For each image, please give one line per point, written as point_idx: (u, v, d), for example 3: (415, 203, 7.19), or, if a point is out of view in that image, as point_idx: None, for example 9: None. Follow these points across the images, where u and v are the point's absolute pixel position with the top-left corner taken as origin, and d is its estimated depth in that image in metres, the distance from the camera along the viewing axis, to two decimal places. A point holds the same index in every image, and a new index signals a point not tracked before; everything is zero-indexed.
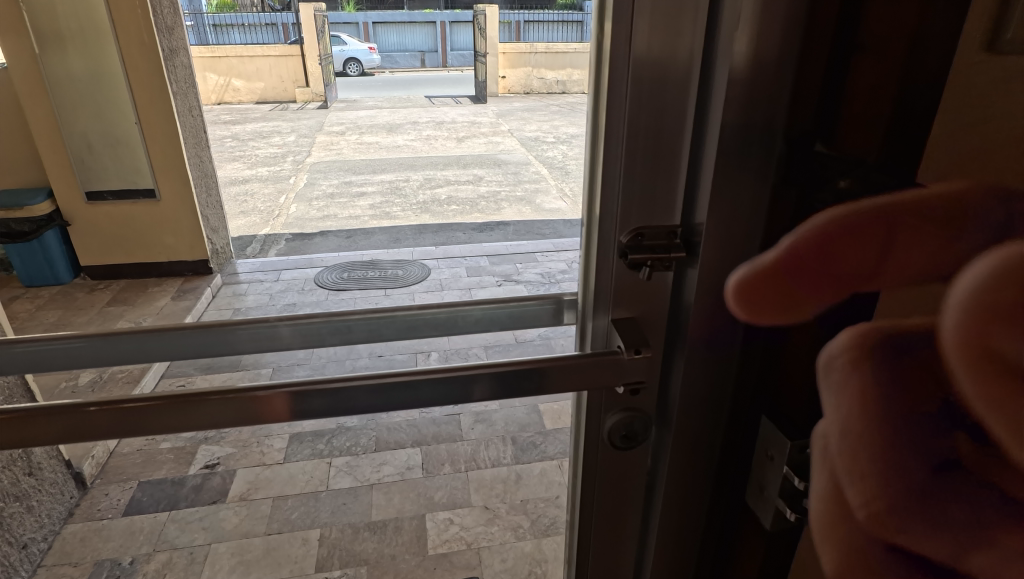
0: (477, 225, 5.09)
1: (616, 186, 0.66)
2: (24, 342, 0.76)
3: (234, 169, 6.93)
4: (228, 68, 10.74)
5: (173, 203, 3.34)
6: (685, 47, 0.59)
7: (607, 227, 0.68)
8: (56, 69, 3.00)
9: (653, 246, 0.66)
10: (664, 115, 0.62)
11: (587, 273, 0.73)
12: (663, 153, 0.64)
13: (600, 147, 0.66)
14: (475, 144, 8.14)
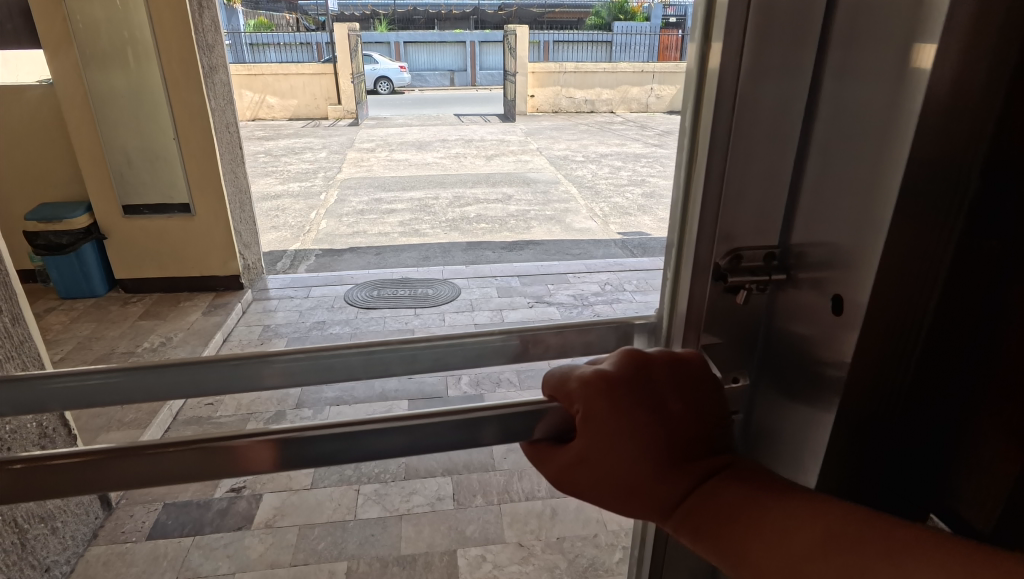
0: (507, 244, 5.05)
1: (710, 196, 0.64)
2: (59, 378, 0.69)
3: (267, 185, 7.02)
4: (264, 85, 10.98)
5: (207, 218, 3.35)
6: (791, 53, 0.58)
7: (700, 240, 0.66)
8: (100, 87, 3.05)
9: (756, 264, 0.66)
10: (767, 129, 0.61)
11: (674, 293, 0.72)
12: (764, 163, 0.62)
13: (703, 153, 0.64)
14: (504, 163, 8.14)
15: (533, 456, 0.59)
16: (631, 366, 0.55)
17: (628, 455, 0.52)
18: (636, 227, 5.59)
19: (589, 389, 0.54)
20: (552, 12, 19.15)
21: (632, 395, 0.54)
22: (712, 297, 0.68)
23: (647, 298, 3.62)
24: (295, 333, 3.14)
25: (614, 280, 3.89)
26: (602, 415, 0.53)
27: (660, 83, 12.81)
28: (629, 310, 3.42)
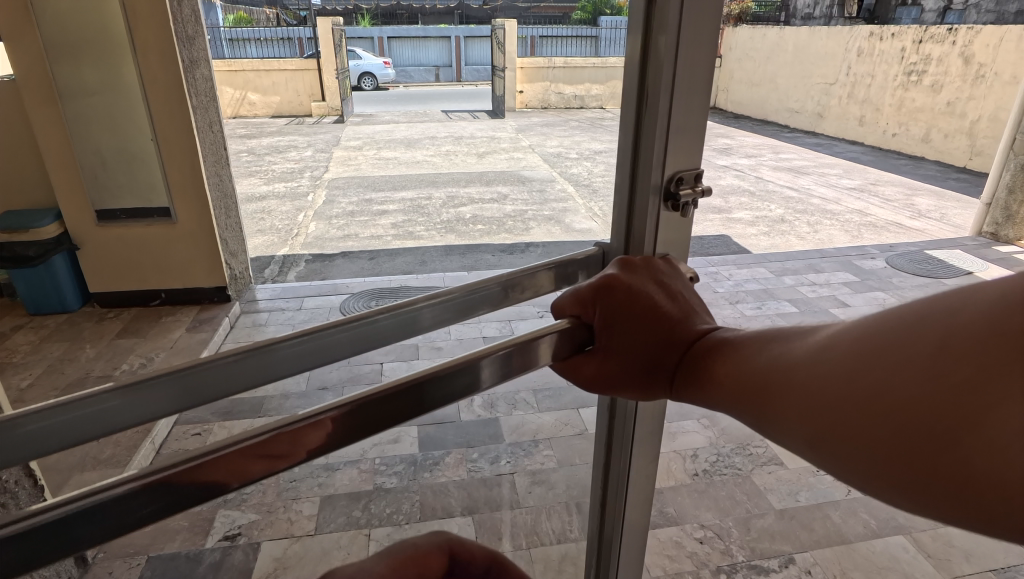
0: (507, 246, 4.82)
1: (660, 129, 0.82)
2: (28, 415, 0.56)
3: (250, 185, 6.72)
4: (244, 82, 10.60)
5: (190, 225, 3.10)
6: (708, 17, 0.79)
7: (651, 165, 0.85)
8: (70, 82, 2.79)
9: (688, 182, 0.87)
10: (693, 77, 0.82)
11: (627, 215, 0.89)
12: (695, 101, 0.83)
13: (655, 94, 0.81)
14: (497, 161, 7.90)
15: (565, 366, 0.77)
16: (630, 270, 0.76)
17: (642, 326, 0.71)
18: None
19: (603, 282, 0.74)
20: (538, 6, 18.85)
21: (635, 285, 0.74)
22: (662, 210, 0.87)
23: None
24: None
25: None
26: (618, 297, 0.72)
27: None
28: None
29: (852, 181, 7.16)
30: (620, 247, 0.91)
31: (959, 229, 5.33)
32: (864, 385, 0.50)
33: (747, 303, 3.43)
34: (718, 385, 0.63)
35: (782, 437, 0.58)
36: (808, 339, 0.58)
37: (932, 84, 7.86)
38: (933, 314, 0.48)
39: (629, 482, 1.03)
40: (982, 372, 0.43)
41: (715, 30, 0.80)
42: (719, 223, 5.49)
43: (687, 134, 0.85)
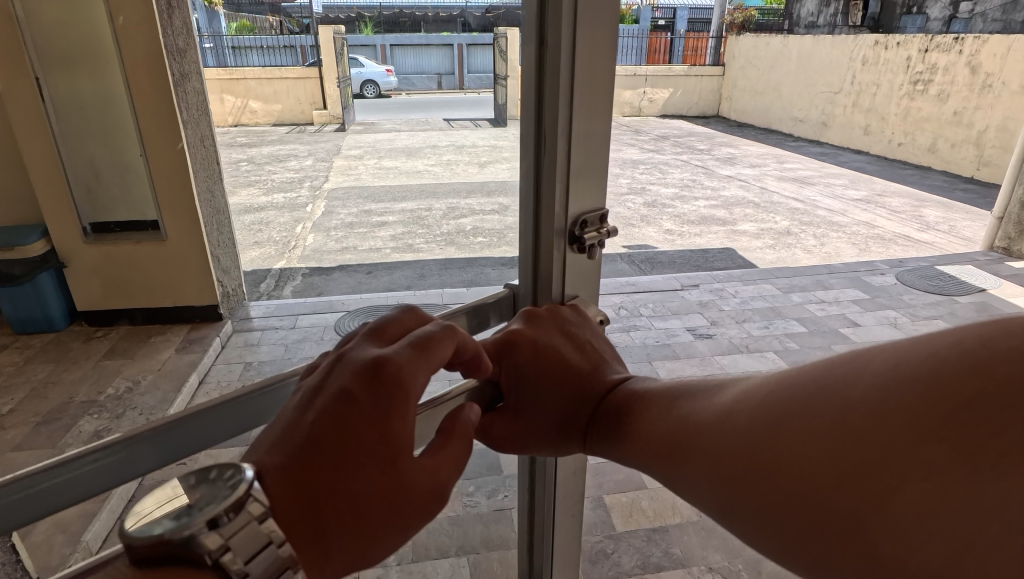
0: (507, 260, 4.72)
1: (561, 173, 0.83)
2: (47, 471, 0.60)
3: (249, 196, 6.63)
4: (246, 90, 10.57)
5: (180, 242, 3.01)
6: (601, 65, 0.81)
7: (553, 210, 0.85)
8: (62, 95, 2.75)
9: (593, 225, 0.89)
10: (591, 122, 0.83)
11: (535, 259, 0.89)
12: (589, 147, 0.85)
13: (553, 141, 0.81)
14: (498, 170, 7.81)
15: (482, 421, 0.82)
16: (534, 322, 0.83)
17: (549, 380, 0.80)
18: (641, 240, 5.29)
19: (507, 338, 0.80)
20: None
21: (543, 338, 0.82)
22: (567, 254, 0.88)
23: (666, 323, 3.28)
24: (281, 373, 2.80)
25: (629, 303, 3.55)
26: (522, 356, 0.80)
27: (652, 86, 12.67)
28: (650, 340, 3.09)
29: (858, 191, 7.05)
30: (530, 291, 0.91)
31: (970, 243, 5.22)
32: (761, 453, 0.60)
33: (754, 322, 3.33)
34: (636, 440, 0.74)
35: (695, 492, 0.68)
36: (711, 404, 0.69)
37: (938, 93, 7.76)
38: (804, 389, 0.60)
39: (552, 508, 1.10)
40: (840, 437, 0.54)
41: (605, 77, 0.82)
42: (724, 236, 5.39)
43: (588, 178, 0.87)
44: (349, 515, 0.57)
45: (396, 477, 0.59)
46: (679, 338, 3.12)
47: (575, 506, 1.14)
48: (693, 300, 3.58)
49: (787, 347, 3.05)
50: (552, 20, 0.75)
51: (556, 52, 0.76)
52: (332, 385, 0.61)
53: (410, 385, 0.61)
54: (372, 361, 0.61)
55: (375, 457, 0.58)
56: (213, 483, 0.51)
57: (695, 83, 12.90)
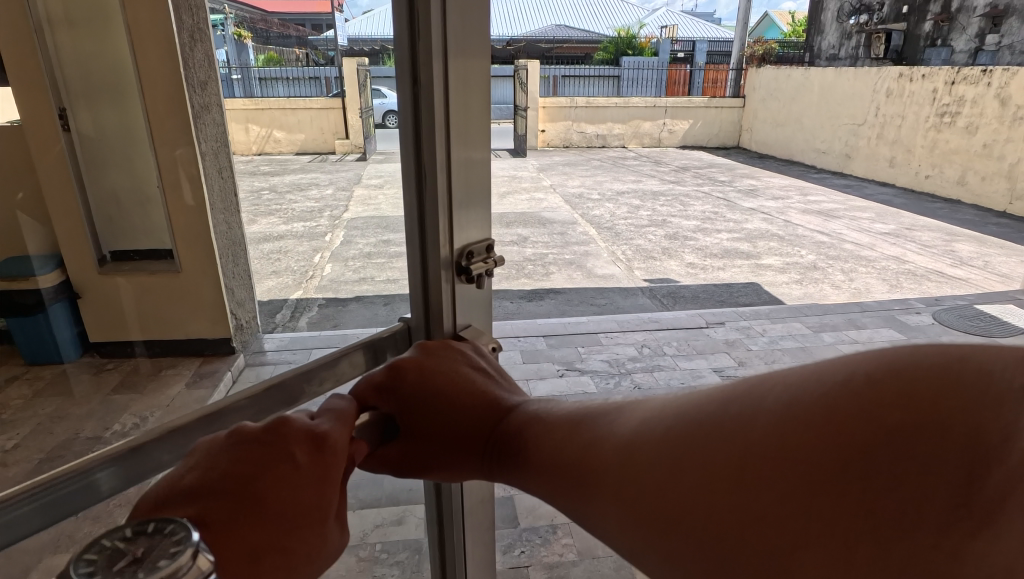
0: (526, 293, 4.63)
1: (443, 204, 0.89)
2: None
3: (269, 224, 6.66)
4: (270, 120, 10.77)
5: (194, 272, 3.07)
6: (477, 107, 0.90)
7: (439, 242, 0.91)
8: (86, 125, 2.76)
9: (480, 255, 0.97)
10: (471, 158, 0.91)
11: (424, 291, 0.94)
12: (466, 180, 0.91)
13: (433, 176, 0.87)
14: (517, 201, 7.78)
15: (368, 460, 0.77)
16: (428, 353, 0.85)
17: (439, 403, 0.79)
18: (662, 273, 5.16)
19: (391, 367, 0.81)
20: (561, 47, 19.11)
21: (435, 366, 0.82)
22: (456, 284, 0.94)
23: (691, 363, 3.15)
24: None
25: (652, 341, 3.42)
26: (409, 379, 0.80)
27: (672, 117, 12.66)
28: (675, 382, 2.96)
29: (885, 225, 6.87)
30: (420, 323, 0.94)
31: (1008, 279, 5.01)
32: (657, 494, 0.57)
33: (784, 363, 3.18)
34: (536, 467, 0.71)
35: (596, 529, 0.64)
36: (610, 431, 0.66)
37: (966, 125, 7.60)
38: (702, 426, 0.58)
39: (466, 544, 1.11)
40: (740, 485, 0.52)
41: (480, 118, 0.91)
42: (748, 270, 5.25)
43: (471, 209, 0.94)
44: (281, 571, 0.59)
45: (321, 538, 0.63)
46: (705, 380, 2.98)
47: (483, 539, 1.16)
48: (718, 338, 3.45)
49: None
50: (424, 64, 0.81)
51: (430, 94, 0.82)
52: (274, 439, 0.62)
53: (342, 449, 0.67)
54: (311, 428, 0.65)
55: (306, 518, 0.61)
56: (156, 537, 0.49)
57: (716, 114, 12.86)
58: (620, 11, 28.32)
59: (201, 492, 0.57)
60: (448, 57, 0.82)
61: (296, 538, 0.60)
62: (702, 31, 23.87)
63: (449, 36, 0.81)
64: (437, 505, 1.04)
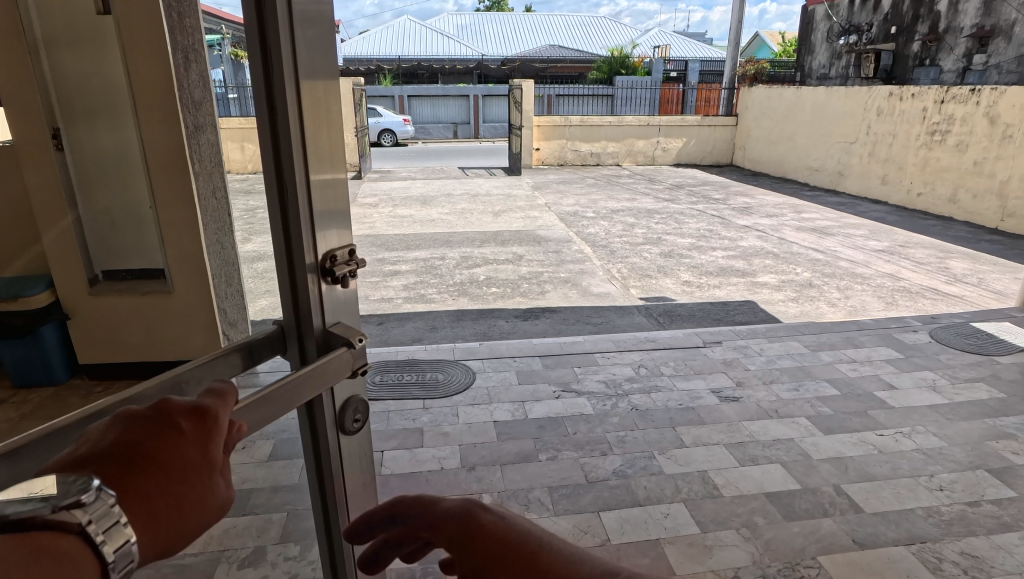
0: (521, 311, 4.60)
1: (305, 213, 0.96)
2: None
3: None
4: None
5: (187, 294, 2.94)
6: (331, 123, 1.00)
7: (304, 247, 0.98)
8: (82, 145, 2.77)
9: (343, 259, 1.05)
10: (327, 167, 1.00)
11: (293, 294, 1.01)
12: (327, 190, 1.00)
13: (295, 189, 0.95)
14: (512, 219, 7.79)
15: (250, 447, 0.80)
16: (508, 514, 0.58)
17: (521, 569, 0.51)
18: (658, 291, 5.15)
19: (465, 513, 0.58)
20: (556, 66, 19.29)
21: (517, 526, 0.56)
22: (322, 287, 1.01)
23: (688, 383, 3.11)
24: None
25: (649, 360, 3.39)
26: (486, 526, 0.56)
27: (665, 136, 12.76)
28: (673, 403, 2.91)
29: (879, 242, 6.90)
30: (292, 321, 1.02)
31: (1003, 297, 5.02)
32: None
33: (782, 383, 3.15)
34: None
35: None
36: None
37: (957, 143, 7.67)
38: None
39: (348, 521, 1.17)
40: None
41: (333, 132, 1.00)
42: (744, 288, 5.24)
43: (332, 215, 1.02)
44: (172, 517, 0.60)
45: (217, 491, 0.65)
46: (703, 401, 2.94)
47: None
48: (715, 358, 3.42)
49: (820, 413, 2.85)
50: (279, 87, 0.89)
51: (285, 114, 0.91)
52: (154, 413, 0.64)
53: (226, 416, 0.70)
54: (193, 402, 0.68)
55: (198, 471, 0.63)
56: (67, 484, 0.54)
57: (709, 132, 12.97)
58: (614, 32, 28.68)
59: (90, 458, 0.59)
60: (300, 80, 0.90)
61: (187, 486, 0.62)
62: (695, 51, 24.17)
63: (302, 60, 0.90)
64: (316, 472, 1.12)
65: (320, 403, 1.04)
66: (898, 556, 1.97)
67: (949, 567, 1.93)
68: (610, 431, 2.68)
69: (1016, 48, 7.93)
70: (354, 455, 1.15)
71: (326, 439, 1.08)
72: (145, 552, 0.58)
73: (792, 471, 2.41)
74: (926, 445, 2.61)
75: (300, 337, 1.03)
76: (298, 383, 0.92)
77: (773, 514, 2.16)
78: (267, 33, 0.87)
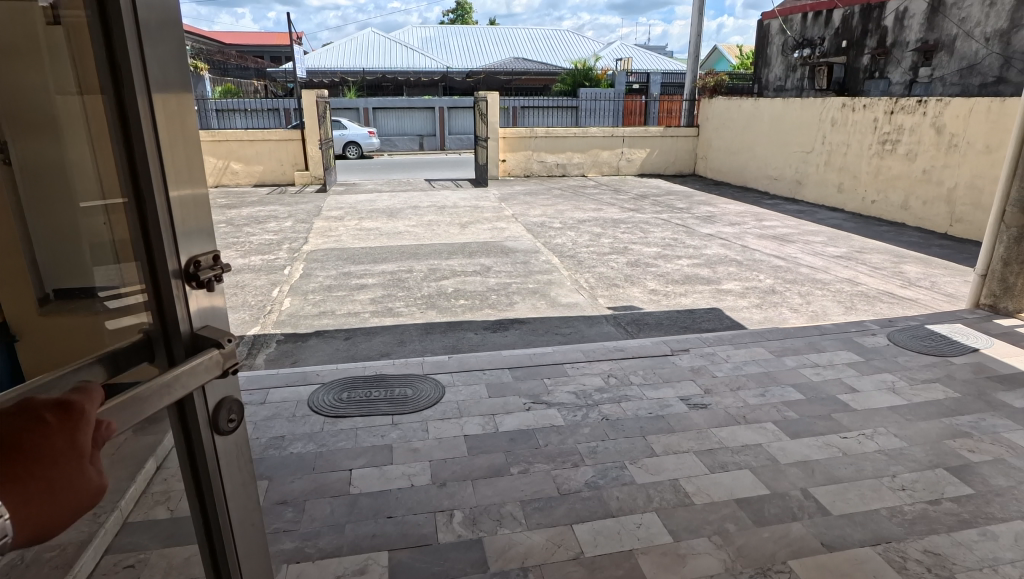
0: (490, 323, 4.58)
1: (165, 223, 0.96)
2: None
3: (226, 258, 6.48)
4: (228, 152, 10.61)
5: None
6: (186, 131, 1.01)
7: (165, 253, 0.97)
8: None
9: (206, 265, 1.05)
10: (183, 174, 1.00)
11: (156, 302, 0.99)
12: (187, 196, 1.01)
13: (152, 200, 0.95)
14: (480, 231, 7.79)
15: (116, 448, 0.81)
16: None
17: None
18: (626, 300, 5.19)
19: None
20: (522, 78, 19.44)
21: None
22: (186, 292, 1.01)
23: (658, 392, 3.13)
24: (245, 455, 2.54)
25: (618, 370, 3.41)
26: None
27: (629, 146, 12.96)
28: (643, 412, 2.93)
29: (837, 248, 7.10)
30: (159, 328, 0.99)
31: (954, 299, 5.21)
32: None
33: (749, 389, 3.19)
34: None
35: None
36: None
37: (907, 152, 7.97)
38: None
39: (230, 522, 1.14)
40: None
41: (189, 143, 1.01)
42: (709, 295, 5.32)
43: (192, 221, 1.02)
44: (42, 498, 0.67)
45: (91, 481, 0.72)
46: (673, 409, 2.96)
47: (254, 519, 1.21)
48: (684, 366, 3.46)
49: (786, 417, 2.90)
50: (131, 97, 0.90)
51: (138, 122, 0.91)
52: (21, 411, 0.71)
53: (93, 411, 0.77)
54: (56, 400, 0.74)
55: (70, 460, 0.70)
56: None
57: (672, 143, 13.22)
58: (578, 44, 29.04)
59: None
60: (153, 90, 0.92)
61: (59, 474, 0.69)
62: (658, 62, 24.65)
63: (150, 71, 0.91)
64: (191, 472, 1.08)
65: (191, 403, 1.02)
66: (865, 557, 2.01)
67: (914, 566, 1.97)
68: (582, 442, 2.67)
69: (957, 62, 8.16)
70: (231, 454, 1.13)
71: (198, 436, 1.06)
72: (19, 530, 0.65)
73: (761, 476, 2.44)
74: (888, 446, 2.68)
75: (167, 345, 1.00)
76: (167, 383, 0.92)
77: (744, 520, 2.18)
78: (114, 43, 0.88)
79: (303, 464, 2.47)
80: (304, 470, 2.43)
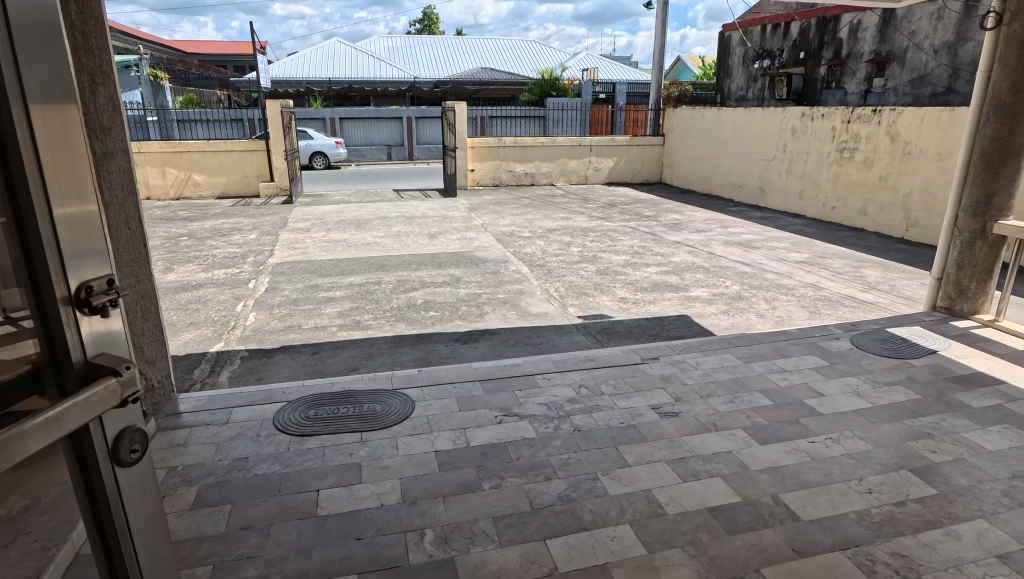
0: (460, 335, 4.54)
1: (49, 247, 0.90)
2: None
3: (188, 272, 6.31)
4: (190, 163, 10.36)
5: None
6: (70, 145, 0.93)
7: (50, 277, 0.91)
8: None
9: (99, 289, 0.98)
10: (68, 190, 0.93)
11: (45, 331, 0.92)
12: (74, 216, 0.94)
13: (33, 223, 0.88)
14: (450, 241, 7.74)
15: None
16: None
17: None
18: (595, 309, 5.21)
19: None
20: (489, 88, 19.50)
21: None
22: (78, 318, 0.95)
23: (629, 401, 3.13)
24: (207, 478, 2.45)
25: (589, 380, 3.40)
26: None
27: (596, 155, 13.08)
28: (614, 422, 2.92)
29: (800, 253, 7.26)
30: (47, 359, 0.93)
31: (912, 302, 5.37)
32: None
33: (719, 396, 3.22)
34: None
35: None
36: None
37: (864, 160, 8.21)
38: None
39: (135, 560, 1.08)
40: None
41: (75, 159, 0.94)
42: (677, 302, 5.38)
43: (80, 242, 0.95)
44: None
45: None
46: (644, 418, 2.97)
47: (165, 552, 1.16)
48: (654, 374, 3.47)
49: (755, 424, 2.92)
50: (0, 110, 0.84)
51: (12, 136, 0.85)
52: None
53: None
54: None
55: None
56: None
57: (638, 152, 13.39)
58: (544, 54, 29.29)
59: None
60: (27, 102, 0.86)
61: None
62: (623, 72, 25.00)
63: (25, 82, 0.86)
64: (89, 510, 1.02)
65: (86, 435, 0.97)
66: (836, 562, 2.02)
67: (882, 568, 2.00)
68: (554, 454, 2.65)
69: (908, 73, 8.46)
70: (136, 485, 1.07)
71: (96, 470, 1.00)
72: None
73: (732, 483, 2.45)
74: (855, 449, 2.72)
75: (58, 375, 0.94)
76: (54, 417, 0.87)
77: (717, 529, 2.18)
78: None
79: (268, 486, 2.39)
80: (268, 493, 2.35)
